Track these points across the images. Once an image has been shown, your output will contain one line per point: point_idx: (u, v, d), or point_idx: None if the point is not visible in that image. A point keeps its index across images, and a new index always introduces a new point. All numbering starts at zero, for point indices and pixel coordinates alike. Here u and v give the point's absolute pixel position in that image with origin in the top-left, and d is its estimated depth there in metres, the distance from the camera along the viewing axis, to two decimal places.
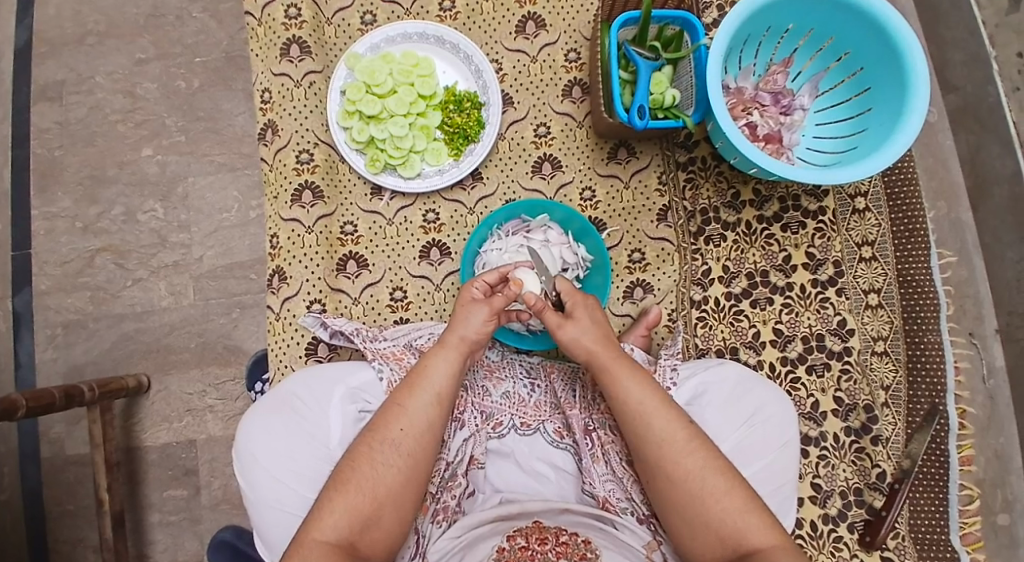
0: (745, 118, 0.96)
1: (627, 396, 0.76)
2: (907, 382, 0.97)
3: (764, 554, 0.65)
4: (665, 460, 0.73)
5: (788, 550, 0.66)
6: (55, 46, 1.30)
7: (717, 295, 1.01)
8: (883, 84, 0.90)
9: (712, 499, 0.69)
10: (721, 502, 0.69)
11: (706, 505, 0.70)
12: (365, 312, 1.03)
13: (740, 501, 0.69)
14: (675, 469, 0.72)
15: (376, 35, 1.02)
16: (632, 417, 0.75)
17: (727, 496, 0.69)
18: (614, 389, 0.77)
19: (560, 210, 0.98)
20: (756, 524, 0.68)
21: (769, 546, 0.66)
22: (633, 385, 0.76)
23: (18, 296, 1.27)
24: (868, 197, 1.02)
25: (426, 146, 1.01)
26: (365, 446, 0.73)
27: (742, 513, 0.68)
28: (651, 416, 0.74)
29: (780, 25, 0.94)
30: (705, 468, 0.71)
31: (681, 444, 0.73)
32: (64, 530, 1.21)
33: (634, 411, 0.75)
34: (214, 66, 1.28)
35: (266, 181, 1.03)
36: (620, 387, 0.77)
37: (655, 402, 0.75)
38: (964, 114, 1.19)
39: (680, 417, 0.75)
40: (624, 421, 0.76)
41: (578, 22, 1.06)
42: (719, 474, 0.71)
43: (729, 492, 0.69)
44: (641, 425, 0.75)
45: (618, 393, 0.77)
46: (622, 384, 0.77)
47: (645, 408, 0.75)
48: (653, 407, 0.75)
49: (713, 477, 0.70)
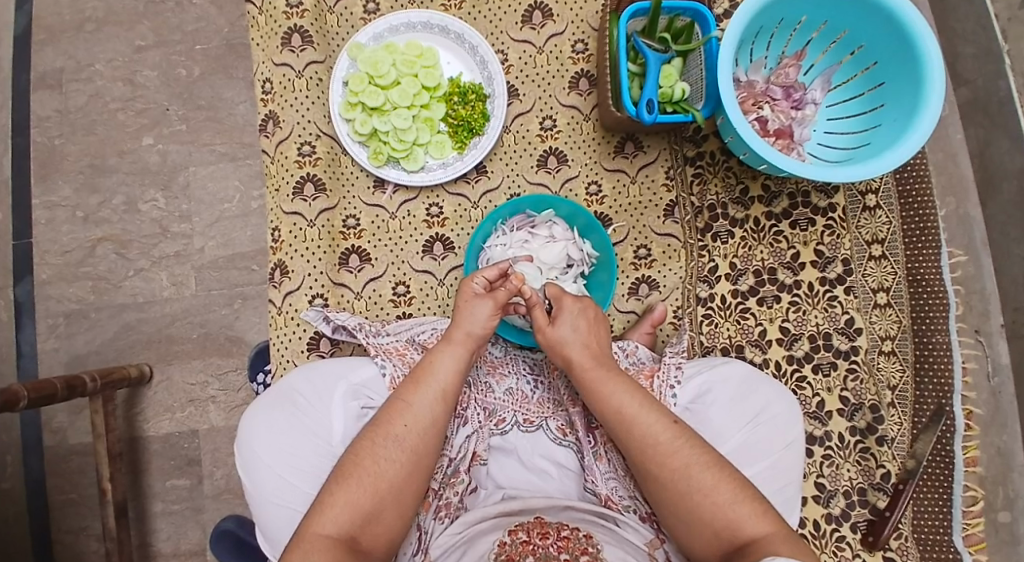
0: (756, 113, 0.94)
1: (609, 403, 0.75)
2: (914, 382, 0.96)
3: (759, 545, 0.64)
4: (649, 462, 0.72)
5: (783, 539, 0.65)
6: (54, 33, 1.28)
7: (723, 293, 1.00)
8: (896, 80, 0.88)
9: (701, 494, 0.69)
10: (711, 497, 0.68)
11: (695, 501, 0.69)
12: (368, 307, 1.02)
13: (729, 494, 0.68)
14: (662, 469, 0.71)
15: (380, 24, 1.00)
16: (615, 424, 0.75)
17: (715, 492, 0.68)
18: (596, 395, 0.77)
19: (566, 206, 0.96)
20: (749, 515, 0.67)
21: (764, 535, 0.65)
22: (614, 390, 0.76)
23: (19, 286, 1.26)
24: (879, 195, 1.00)
25: (430, 138, 0.99)
26: (368, 441, 0.73)
27: (733, 504, 0.68)
28: (635, 419, 0.74)
29: (792, 17, 0.92)
30: (690, 464, 0.70)
31: (665, 444, 0.72)
32: (67, 518, 1.22)
33: (615, 417, 0.75)
34: (214, 54, 1.26)
35: (267, 173, 1.01)
36: (602, 392, 0.76)
37: (637, 405, 0.74)
38: (974, 108, 1.17)
39: (664, 418, 0.74)
40: (608, 427, 0.76)
41: (585, 12, 1.04)
42: (705, 470, 0.70)
43: (717, 487, 0.69)
44: (625, 431, 0.74)
45: (599, 397, 0.76)
46: (603, 392, 0.76)
47: (626, 412, 0.74)
48: (636, 411, 0.74)
49: (700, 473, 0.70)
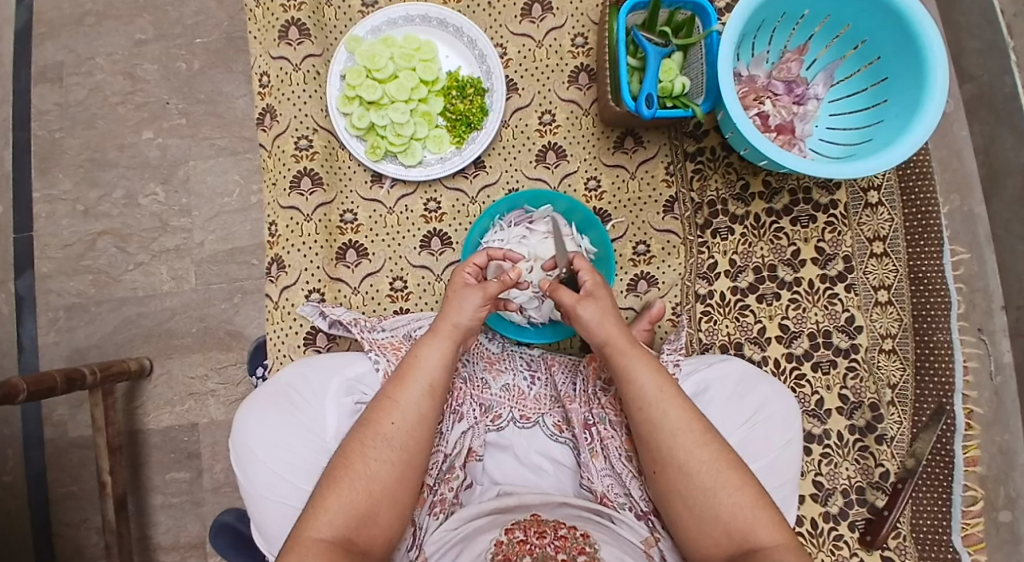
0: (757, 108, 0.93)
1: (641, 390, 0.74)
2: (914, 380, 0.95)
3: (770, 552, 0.63)
4: (676, 447, 0.71)
5: (793, 549, 0.64)
6: (53, 26, 1.28)
7: (722, 290, 0.99)
8: (899, 74, 0.87)
9: (723, 492, 0.68)
10: (732, 496, 0.67)
11: (716, 499, 0.68)
12: (365, 302, 1.01)
13: (750, 497, 0.67)
14: (688, 459, 0.70)
15: (377, 17, 1.00)
16: (644, 408, 0.73)
17: (738, 492, 0.68)
18: (626, 376, 0.75)
19: (564, 201, 0.95)
20: (765, 520, 0.66)
21: (776, 544, 0.64)
22: (644, 375, 0.74)
23: (19, 279, 1.27)
24: (882, 191, 0.99)
25: (428, 133, 0.99)
26: (358, 443, 0.72)
27: (752, 508, 0.67)
28: (667, 404, 0.72)
29: (795, 10, 0.91)
30: (717, 461, 0.69)
31: (694, 436, 0.71)
32: (68, 511, 1.22)
33: (644, 402, 0.74)
34: (214, 48, 1.26)
35: (265, 167, 1.02)
36: (634, 378, 0.75)
37: (671, 391, 0.73)
38: (980, 104, 1.15)
39: (693, 412, 0.73)
40: (634, 408, 0.74)
41: (585, 6, 1.03)
42: (730, 468, 0.69)
43: (740, 488, 0.68)
44: (657, 412, 0.73)
45: (631, 386, 0.75)
46: (633, 373, 0.75)
47: (661, 399, 0.73)
48: (668, 397, 0.73)
49: (724, 471, 0.69)
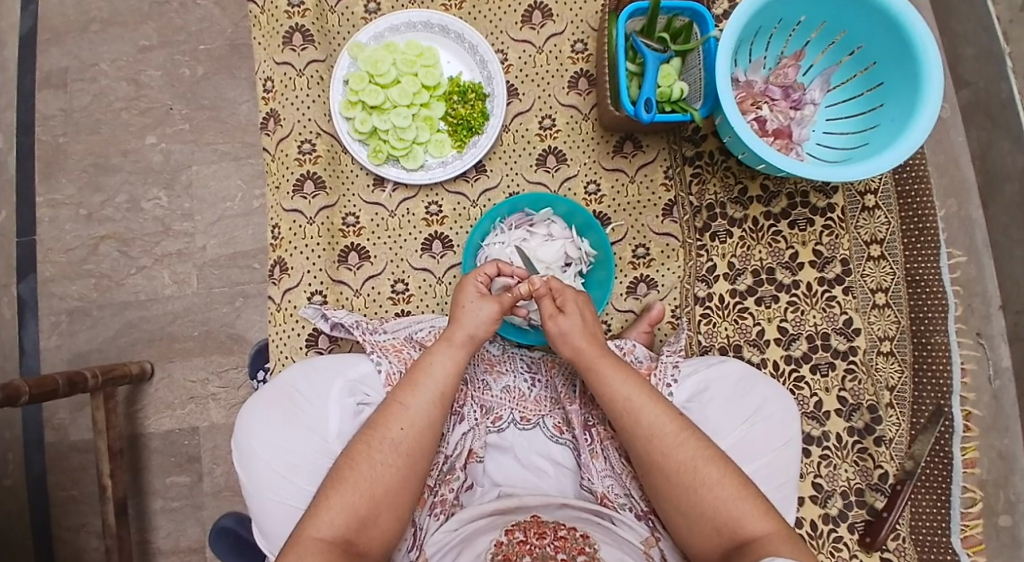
0: (754, 113, 0.94)
1: (614, 397, 0.75)
2: (913, 382, 0.95)
3: (759, 544, 0.63)
4: (654, 454, 0.71)
5: (783, 538, 0.64)
6: (58, 33, 1.29)
7: (721, 292, 1.00)
8: (895, 79, 0.88)
9: (704, 490, 0.68)
10: (715, 492, 0.67)
11: (699, 496, 0.68)
12: (366, 304, 1.02)
13: (732, 490, 0.67)
14: (666, 462, 0.71)
15: (380, 23, 1.01)
16: (621, 415, 0.74)
17: (718, 487, 0.68)
18: (602, 386, 0.76)
19: (564, 204, 0.96)
20: (750, 512, 0.66)
21: (765, 534, 0.64)
22: (619, 381, 0.76)
23: (22, 283, 1.27)
24: (878, 195, 1.00)
25: (429, 137, 1.00)
26: (364, 444, 0.72)
27: (735, 502, 0.67)
28: (640, 411, 0.73)
29: (791, 16, 0.92)
30: (695, 459, 0.70)
31: (670, 438, 0.71)
32: (68, 515, 1.22)
33: (621, 408, 0.74)
34: (218, 54, 1.27)
35: (268, 171, 1.03)
36: (608, 386, 0.76)
37: (644, 396, 0.74)
38: (976, 110, 1.16)
39: (670, 411, 0.74)
40: (613, 417, 0.75)
41: (584, 13, 1.05)
42: (710, 464, 0.69)
43: (721, 482, 0.68)
44: (630, 422, 0.73)
45: (607, 393, 0.76)
46: (606, 380, 0.76)
47: (632, 407, 0.74)
48: (641, 403, 0.74)
49: (704, 468, 0.69)
